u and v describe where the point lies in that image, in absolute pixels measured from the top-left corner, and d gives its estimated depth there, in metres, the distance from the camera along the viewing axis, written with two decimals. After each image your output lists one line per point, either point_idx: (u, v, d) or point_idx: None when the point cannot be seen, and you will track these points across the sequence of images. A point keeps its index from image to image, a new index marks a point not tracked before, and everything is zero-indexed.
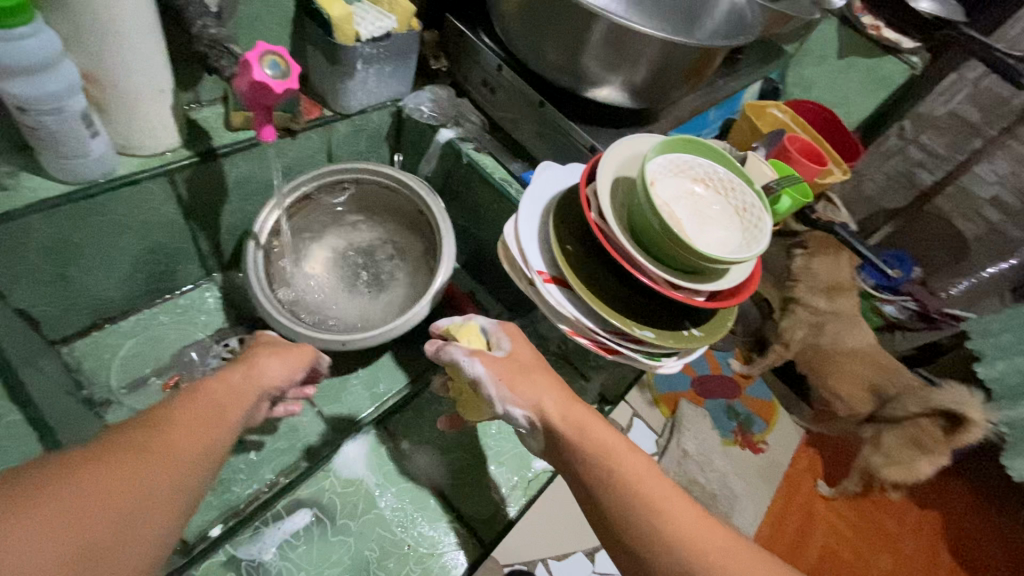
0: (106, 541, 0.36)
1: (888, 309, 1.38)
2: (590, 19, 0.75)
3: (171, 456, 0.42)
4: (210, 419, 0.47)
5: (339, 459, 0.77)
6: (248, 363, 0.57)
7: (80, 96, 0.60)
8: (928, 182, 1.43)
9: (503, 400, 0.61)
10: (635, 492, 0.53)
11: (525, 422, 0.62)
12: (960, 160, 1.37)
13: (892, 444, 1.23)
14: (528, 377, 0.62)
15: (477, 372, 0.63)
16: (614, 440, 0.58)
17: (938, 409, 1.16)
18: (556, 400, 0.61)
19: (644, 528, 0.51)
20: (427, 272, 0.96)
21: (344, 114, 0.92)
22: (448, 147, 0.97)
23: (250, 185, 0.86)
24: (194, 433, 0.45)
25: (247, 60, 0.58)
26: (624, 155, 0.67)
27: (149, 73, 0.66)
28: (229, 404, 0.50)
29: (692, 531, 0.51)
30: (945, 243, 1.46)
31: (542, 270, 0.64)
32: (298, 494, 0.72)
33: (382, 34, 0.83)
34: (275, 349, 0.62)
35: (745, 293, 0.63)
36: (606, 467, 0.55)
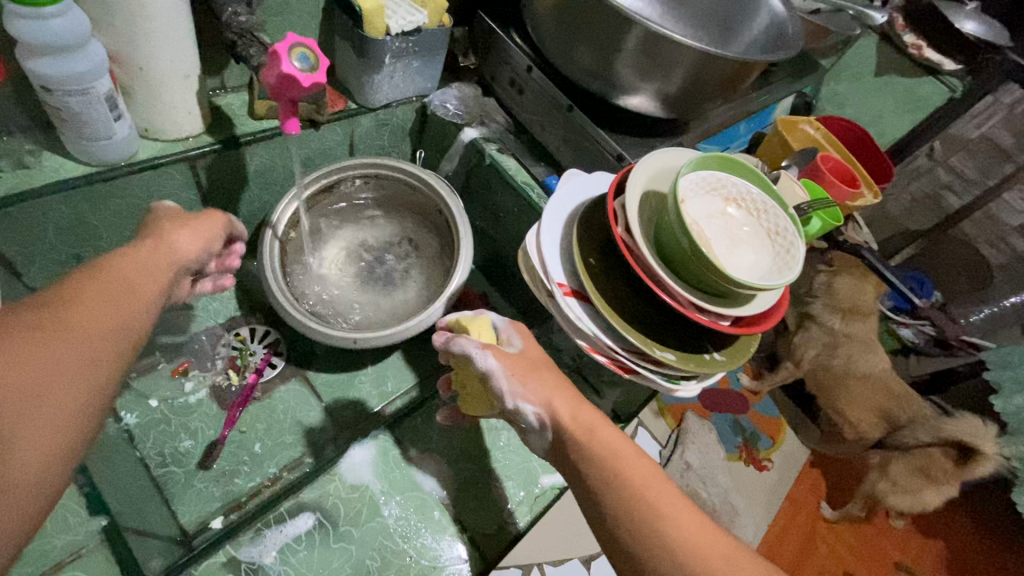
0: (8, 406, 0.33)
1: (905, 332, 1.29)
2: (626, 25, 0.74)
3: (79, 331, 0.38)
4: (116, 290, 0.43)
5: (344, 463, 0.76)
6: (156, 233, 0.53)
7: (107, 78, 0.59)
8: (954, 207, 1.36)
9: (514, 395, 0.60)
10: (639, 495, 0.51)
11: (535, 420, 0.60)
12: (990, 185, 1.28)
13: (900, 471, 1.23)
14: (538, 375, 0.62)
15: (488, 366, 0.61)
16: (621, 442, 0.56)
17: (949, 439, 1.18)
18: (567, 399, 0.60)
19: (644, 528, 0.49)
20: (442, 271, 0.95)
21: (368, 108, 0.91)
22: (472, 146, 0.96)
23: (270, 174, 0.85)
24: (99, 303, 0.41)
25: (276, 51, 0.56)
26: (655, 168, 0.65)
27: (177, 59, 0.65)
28: (138, 275, 0.46)
29: (698, 537, 0.49)
30: (966, 268, 1.40)
31: (563, 282, 0.62)
32: (302, 496, 0.72)
33: (413, 29, 0.81)
34: (183, 218, 0.56)
35: (771, 320, 0.61)
36: (611, 469, 0.54)
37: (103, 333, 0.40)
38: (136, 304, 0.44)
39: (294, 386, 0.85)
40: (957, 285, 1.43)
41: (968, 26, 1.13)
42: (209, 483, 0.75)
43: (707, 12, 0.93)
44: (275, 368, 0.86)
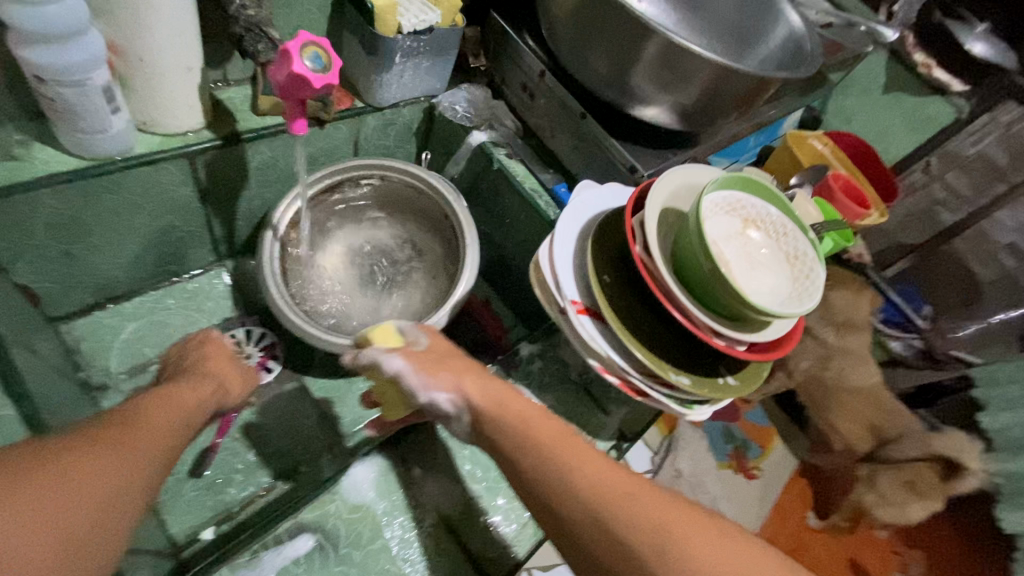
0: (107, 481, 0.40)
1: (894, 344, 1.27)
2: (646, 34, 0.72)
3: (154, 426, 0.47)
4: (177, 406, 0.51)
5: (346, 481, 0.72)
6: (200, 373, 0.62)
7: (104, 69, 0.56)
8: (947, 223, 1.29)
9: (425, 389, 0.60)
10: (546, 451, 0.54)
11: (451, 407, 0.60)
12: (984, 203, 1.23)
13: (887, 484, 1.19)
14: (446, 363, 0.62)
15: (395, 367, 0.61)
16: (527, 407, 0.58)
17: (937, 453, 1.17)
18: (475, 379, 0.60)
19: (555, 481, 0.52)
20: (444, 277, 0.92)
21: (375, 107, 0.88)
22: (480, 150, 0.94)
23: (272, 172, 0.82)
24: (167, 413, 0.49)
25: (286, 49, 0.54)
26: (674, 185, 0.63)
27: (178, 51, 0.62)
28: (183, 405, 0.53)
29: (604, 477, 0.52)
30: (956, 285, 1.31)
31: (576, 300, 0.61)
32: (302, 516, 0.69)
33: (425, 28, 0.79)
34: (221, 367, 0.65)
35: (786, 346, 0.60)
36: (523, 429, 0.56)
37: (154, 448, 0.45)
38: (177, 423, 0.50)
39: (290, 391, 0.83)
40: (949, 300, 1.33)
41: (977, 48, 1.14)
42: (200, 491, 0.73)
43: (727, 21, 0.92)
44: (271, 373, 0.84)
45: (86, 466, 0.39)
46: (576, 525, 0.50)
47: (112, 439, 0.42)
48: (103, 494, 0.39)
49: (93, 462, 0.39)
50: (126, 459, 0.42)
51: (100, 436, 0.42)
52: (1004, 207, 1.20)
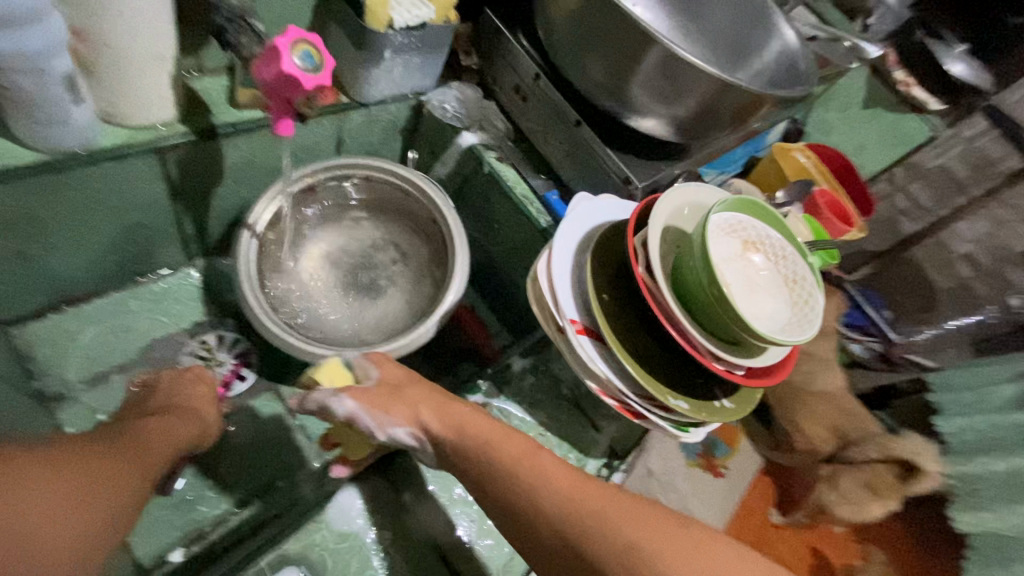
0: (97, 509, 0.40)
1: (854, 347, 1.24)
2: (648, 43, 0.70)
3: (134, 458, 0.47)
4: (149, 444, 0.52)
5: (331, 509, 0.68)
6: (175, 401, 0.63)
7: (66, 56, 0.51)
8: (907, 232, 1.30)
9: (383, 427, 0.58)
10: (514, 474, 0.54)
11: (413, 439, 0.59)
12: (942, 214, 1.24)
13: (846, 484, 1.06)
14: (401, 396, 0.60)
15: (345, 410, 0.58)
16: (494, 428, 0.58)
17: (896, 457, 1.04)
18: (432, 408, 0.59)
19: (524, 504, 0.53)
20: (430, 283, 0.89)
21: (361, 103, 0.84)
22: (469, 152, 0.91)
23: (249, 169, 0.77)
24: (143, 449, 0.50)
25: (276, 47, 0.50)
26: (676, 204, 0.62)
27: (150, 38, 0.57)
28: (155, 431, 0.55)
29: (573, 495, 0.53)
30: (914, 291, 1.28)
31: (575, 319, 0.59)
32: (285, 548, 0.65)
33: (417, 23, 0.75)
34: (198, 398, 0.66)
35: (782, 368, 0.60)
36: (486, 451, 0.56)
37: (137, 478, 0.46)
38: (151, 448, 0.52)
39: (265, 401, 0.80)
40: (908, 306, 1.28)
41: (957, 68, 1.17)
42: (167, 510, 0.69)
43: (722, 31, 0.91)
44: (245, 381, 0.80)
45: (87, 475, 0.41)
46: (548, 545, 0.52)
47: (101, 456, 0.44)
48: (94, 515, 0.40)
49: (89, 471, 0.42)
50: (117, 473, 0.44)
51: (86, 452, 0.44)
52: (964, 217, 1.20)
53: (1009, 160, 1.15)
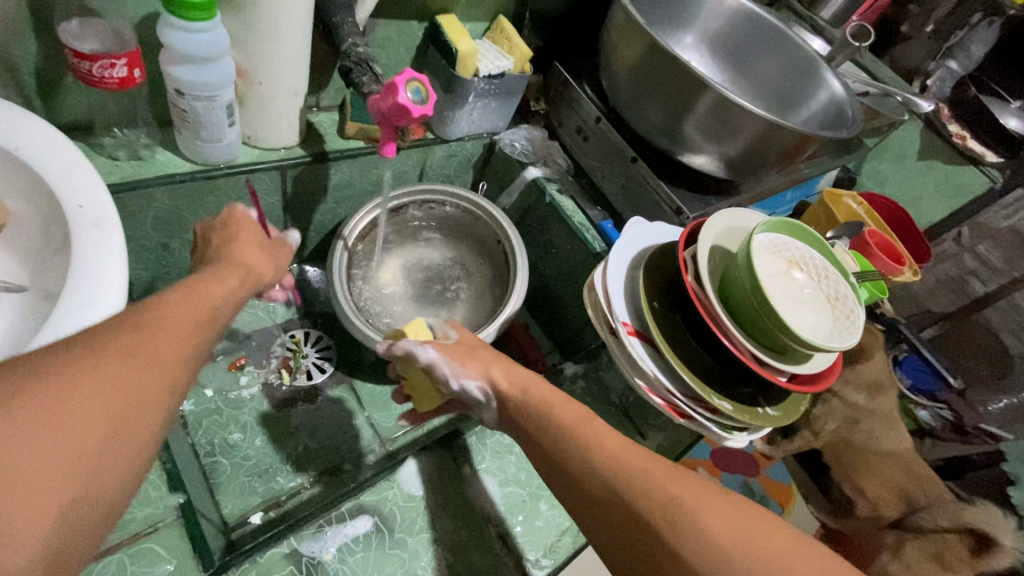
0: (92, 448, 0.32)
1: (922, 413, 1.21)
2: (700, 89, 0.79)
3: (159, 356, 0.37)
4: (191, 322, 0.41)
5: (403, 471, 0.76)
6: (222, 265, 0.50)
7: (230, 89, 0.67)
8: (976, 294, 1.36)
9: (456, 377, 0.65)
10: (567, 430, 0.55)
11: (480, 394, 0.64)
12: (1015, 276, 1.30)
13: (913, 554, 0.96)
14: (476, 354, 0.67)
15: (429, 357, 0.66)
16: (553, 393, 0.60)
17: (968, 528, 0.98)
18: (503, 367, 0.64)
19: (575, 462, 0.53)
20: (492, 298, 0.98)
21: (444, 139, 0.97)
22: (533, 184, 1.01)
23: (346, 190, 0.90)
24: (177, 336, 0.39)
25: (394, 83, 0.62)
26: (723, 226, 0.69)
27: (289, 78, 0.71)
28: (208, 310, 0.43)
29: (624, 453, 0.51)
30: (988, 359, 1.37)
31: (627, 322, 0.66)
32: (362, 499, 0.72)
33: (498, 72, 0.88)
34: (249, 266, 0.54)
35: (825, 380, 0.63)
36: (546, 415, 0.58)
37: (161, 389, 0.36)
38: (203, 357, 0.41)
39: (339, 391, 0.89)
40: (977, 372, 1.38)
41: (1012, 122, 1.20)
42: (252, 477, 0.77)
43: (769, 82, 1.00)
44: (323, 372, 0.90)
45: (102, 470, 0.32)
46: (596, 502, 0.50)
47: (132, 428, 0.34)
48: (86, 457, 0.31)
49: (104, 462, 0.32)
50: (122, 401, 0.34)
51: (117, 414, 0.33)
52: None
53: None
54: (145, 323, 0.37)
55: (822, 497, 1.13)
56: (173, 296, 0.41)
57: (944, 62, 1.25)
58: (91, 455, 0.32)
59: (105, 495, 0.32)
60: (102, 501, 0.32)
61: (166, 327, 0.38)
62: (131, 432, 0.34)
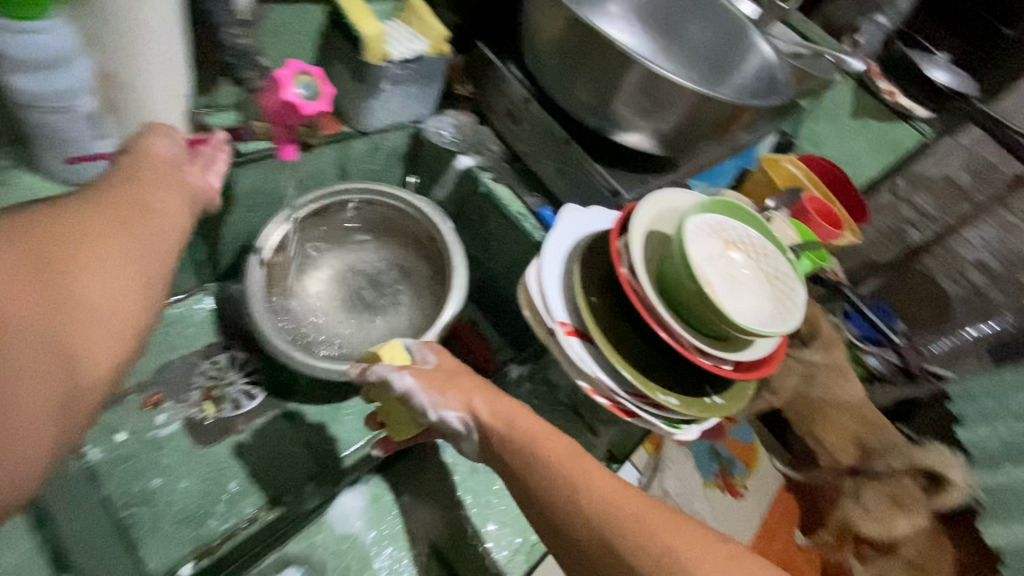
0: (98, 244, 0.38)
1: (870, 361, 1.14)
2: (626, 63, 0.74)
3: (122, 207, 0.43)
4: (142, 192, 0.47)
5: (334, 511, 0.73)
6: (141, 169, 0.52)
7: (90, 97, 0.59)
8: (915, 242, 1.35)
9: (435, 407, 0.61)
10: (555, 470, 0.53)
11: (460, 425, 0.61)
12: (950, 222, 1.30)
13: (870, 497, 1.07)
14: (457, 382, 0.63)
15: (405, 385, 0.62)
16: (539, 425, 0.57)
17: (918, 466, 1.07)
18: (486, 397, 0.61)
19: (565, 505, 0.51)
20: (432, 299, 0.92)
21: (362, 132, 0.89)
22: (466, 174, 0.95)
23: (258, 197, 0.82)
24: (132, 200, 0.45)
25: (279, 79, 0.56)
26: (658, 210, 0.65)
27: (165, 78, 0.63)
28: (150, 191, 0.48)
29: (614, 496, 0.50)
30: (927, 299, 1.34)
31: (565, 321, 0.62)
32: (287, 550, 0.70)
33: (413, 56, 0.81)
34: (168, 168, 0.54)
35: (770, 365, 0.60)
36: (531, 451, 0.55)
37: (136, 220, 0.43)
38: (169, 231, 0.45)
39: (274, 417, 0.82)
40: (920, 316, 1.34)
41: (940, 75, 1.22)
42: (180, 525, 0.71)
43: (701, 49, 0.95)
44: (253, 400, 0.82)
45: (72, 291, 0.35)
46: (586, 549, 0.49)
47: (89, 272, 0.36)
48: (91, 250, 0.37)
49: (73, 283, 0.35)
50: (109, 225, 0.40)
51: (69, 250, 0.36)
52: (970, 225, 1.26)
53: (1009, 163, 1.19)
54: (81, 203, 0.41)
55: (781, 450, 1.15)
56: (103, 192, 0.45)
57: (873, 18, 1.24)
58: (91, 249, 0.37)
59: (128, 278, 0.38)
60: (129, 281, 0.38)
61: (101, 206, 0.42)
62: (92, 263, 0.37)
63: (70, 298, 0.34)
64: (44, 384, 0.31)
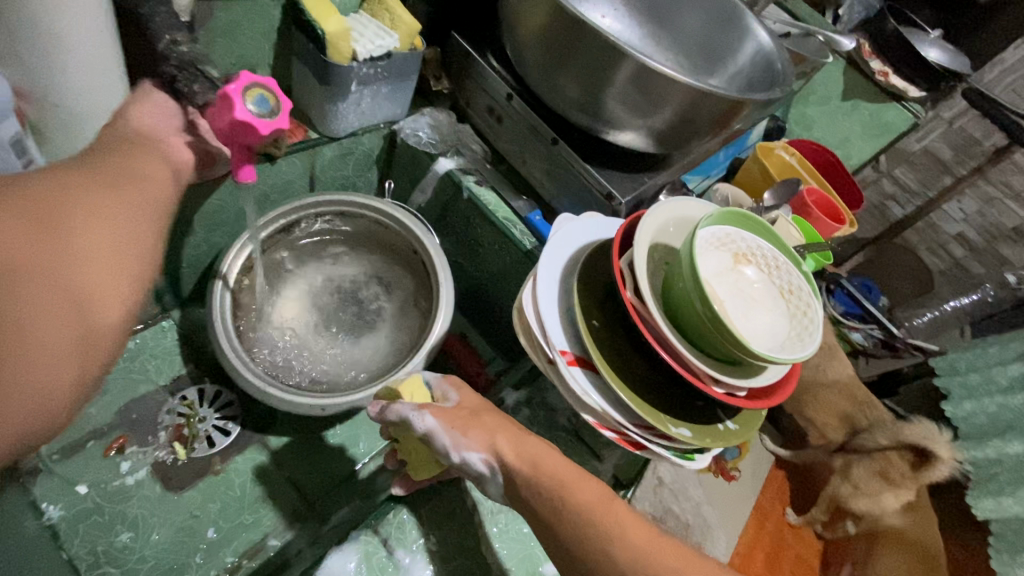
0: (106, 217, 0.39)
1: (855, 336, 1.15)
2: (616, 57, 0.67)
3: (120, 172, 0.43)
4: (136, 152, 0.46)
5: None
6: (133, 125, 0.49)
7: (10, 120, 0.50)
8: (896, 217, 1.36)
9: (458, 449, 0.54)
10: (585, 518, 0.49)
11: (484, 467, 0.55)
12: (930, 196, 1.30)
13: (859, 474, 1.06)
14: (480, 420, 0.56)
15: (427, 426, 0.55)
16: (566, 467, 0.52)
17: (907, 442, 1.03)
18: (509, 437, 0.55)
19: (595, 555, 0.47)
20: (418, 314, 0.86)
21: (332, 137, 0.82)
22: (447, 178, 0.88)
23: (219, 215, 0.75)
24: (127, 161, 0.45)
25: (228, 94, 0.50)
26: (660, 221, 0.60)
27: (97, 92, 0.55)
28: (144, 149, 0.47)
29: (651, 550, 0.47)
30: (914, 276, 1.34)
31: (565, 349, 0.57)
32: None
33: (382, 53, 0.73)
34: (153, 141, 0.49)
35: (785, 387, 0.56)
36: (559, 499, 0.50)
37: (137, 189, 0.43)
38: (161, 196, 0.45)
39: (252, 454, 0.76)
40: (901, 289, 1.33)
41: (934, 54, 1.17)
42: None
43: (692, 34, 0.89)
44: (228, 436, 0.76)
45: (75, 248, 0.36)
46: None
47: (99, 244, 0.37)
48: (101, 221, 0.38)
49: (73, 239, 0.36)
50: (112, 196, 0.40)
51: (75, 220, 0.37)
52: (952, 196, 1.27)
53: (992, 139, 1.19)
54: (75, 160, 0.42)
55: (775, 432, 1.24)
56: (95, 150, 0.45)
57: None
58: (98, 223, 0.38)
59: (132, 250, 0.40)
60: (133, 252, 0.40)
61: (91, 167, 0.42)
62: (91, 222, 0.38)
63: (73, 254, 0.35)
64: (63, 329, 0.33)
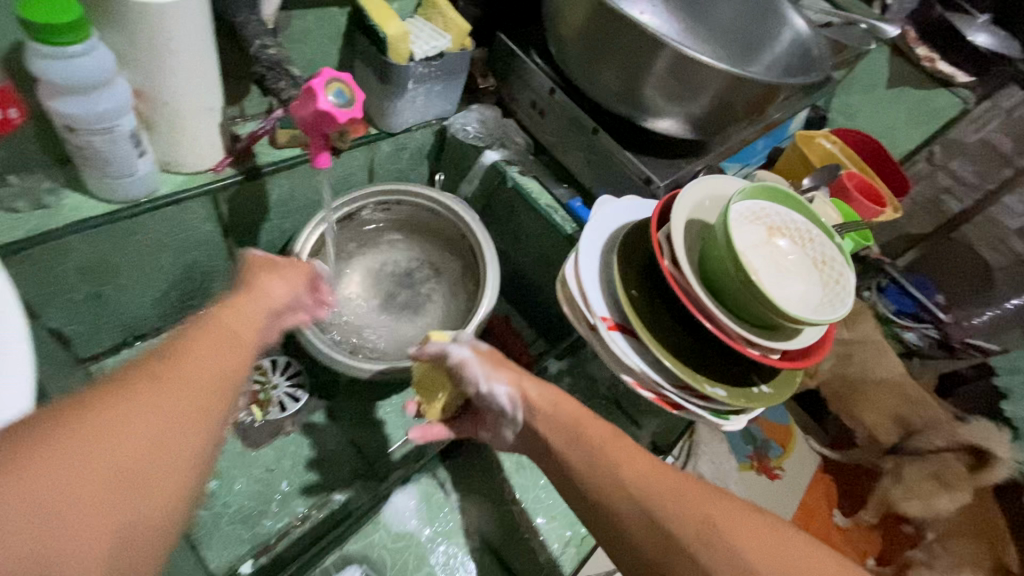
0: (161, 445, 0.34)
1: (908, 336, 1.19)
2: (655, 48, 0.71)
3: (202, 367, 0.39)
4: (222, 341, 0.41)
5: (387, 510, 0.75)
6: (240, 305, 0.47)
7: (130, 116, 0.59)
8: (953, 212, 1.32)
9: (488, 380, 0.58)
10: (603, 455, 0.53)
11: (508, 403, 0.58)
12: (988, 189, 1.26)
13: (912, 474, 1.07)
14: (511, 363, 0.61)
15: (459, 355, 0.60)
16: (580, 410, 0.57)
17: (963, 444, 1.03)
18: (535, 380, 0.59)
19: (606, 486, 0.51)
20: (466, 294, 0.92)
21: (389, 133, 0.90)
22: (493, 169, 0.94)
23: (289, 204, 0.85)
24: (213, 353, 0.40)
25: (313, 88, 0.57)
26: (696, 200, 0.64)
27: (197, 94, 0.64)
28: (237, 339, 0.43)
29: (650, 475, 0.51)
30: (966, 272, 1.33)
31: (606, 316, 0.61)
32: (348, 546, 0.72)
33: (436, 53, 0.81)
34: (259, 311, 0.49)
35: (819, 352, 0.59)
36: (572, 433, 0.55)
37: (205, 392, 0.38)
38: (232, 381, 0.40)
39: (317, 418, 0.84)
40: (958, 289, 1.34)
41: (981, 38, 1.13)
42: (236, 524, 0.74)
43: (730, 26, 0.92)
44: (297, 401, 0.84)
45: (119, 494, 0.32)
46: (626, 523, 0.50)
47: (151, 482, 0.33)
48: (155, 454, 0.34)
49: (119, 485, 0.32)
50: (183, 410, 0.36)
51: (131, 458, 0.33)
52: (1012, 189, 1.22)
53: None
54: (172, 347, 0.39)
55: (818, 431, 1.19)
56: (188, 347, 0.39)
57: None
58: (152, 454, 0.34)
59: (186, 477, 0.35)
60: (186, 481, 0.35)
61: (171, 371, 0.37)
62: (148, 457, 0.33)
63: (117, 503, 0.32)
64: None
